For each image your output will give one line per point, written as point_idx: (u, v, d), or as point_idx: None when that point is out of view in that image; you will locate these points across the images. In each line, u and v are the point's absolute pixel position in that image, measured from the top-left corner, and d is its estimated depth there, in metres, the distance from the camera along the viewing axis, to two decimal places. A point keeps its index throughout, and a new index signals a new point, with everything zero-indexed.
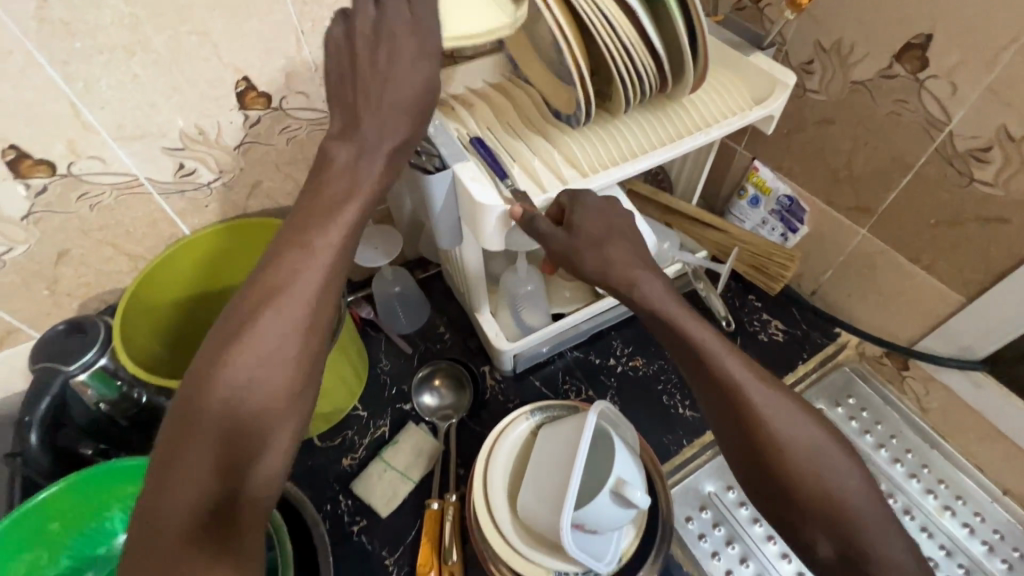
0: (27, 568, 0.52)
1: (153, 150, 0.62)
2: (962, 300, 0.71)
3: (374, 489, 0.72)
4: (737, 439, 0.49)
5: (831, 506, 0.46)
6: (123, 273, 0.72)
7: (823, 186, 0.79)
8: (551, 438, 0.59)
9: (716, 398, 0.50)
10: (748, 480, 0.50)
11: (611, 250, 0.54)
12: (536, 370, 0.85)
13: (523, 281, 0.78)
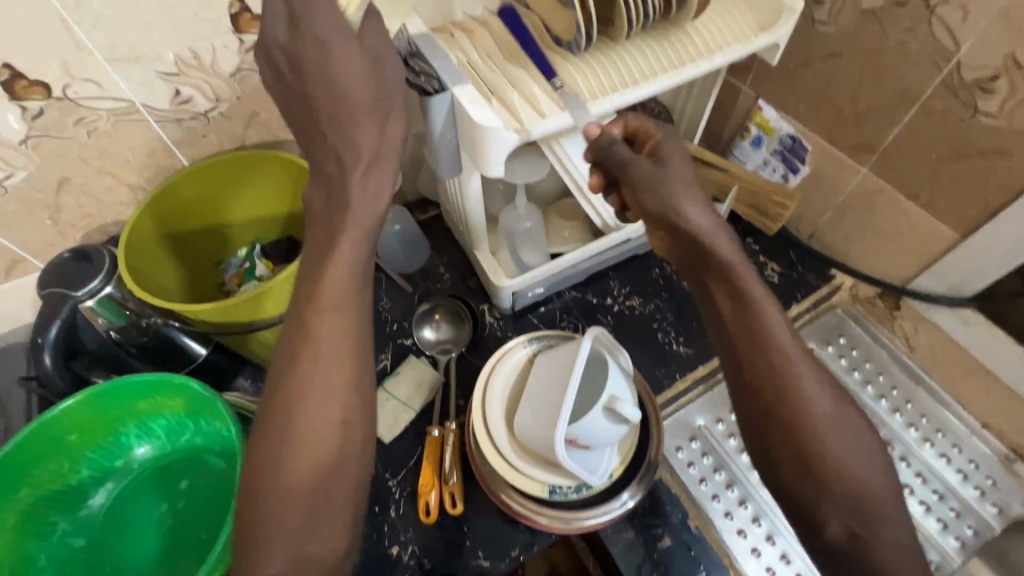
0: (50, 475, 0.54)
1: (148, 75, 0.62)
2: (956, 237, 0.72)
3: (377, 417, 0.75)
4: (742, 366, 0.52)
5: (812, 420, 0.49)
6: (124, 204, 0.72)
7: (827, 124, 0.78)
8: (547, 363, 0.61)
9: (740, 336, 0.52)
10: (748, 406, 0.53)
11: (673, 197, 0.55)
12: (535, 309, 0.86)
13: (522, 217, 0.79)
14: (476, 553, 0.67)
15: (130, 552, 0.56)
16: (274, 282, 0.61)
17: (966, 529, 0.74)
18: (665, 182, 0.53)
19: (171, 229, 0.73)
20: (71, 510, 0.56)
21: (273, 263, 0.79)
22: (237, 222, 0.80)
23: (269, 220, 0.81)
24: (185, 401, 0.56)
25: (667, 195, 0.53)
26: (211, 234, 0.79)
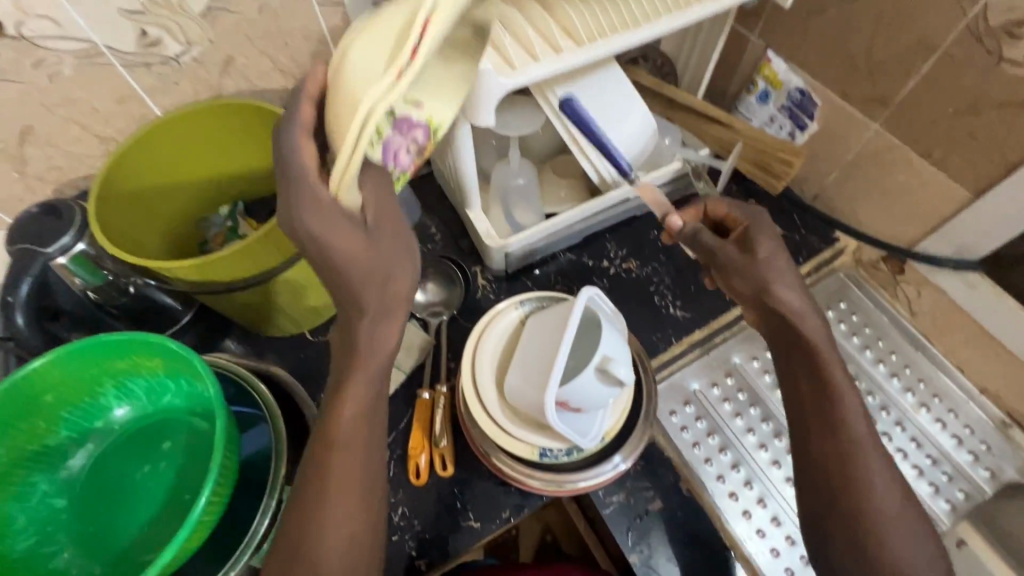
0: (26, 436, 0.52)
1: (110, 12, 0.57)
2: (968, 197, 0.69)
3: None
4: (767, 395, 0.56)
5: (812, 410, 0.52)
6: (95, 157, 0.68)
7: (839, 77, 0.74)
8: (540, 325, 0.59)
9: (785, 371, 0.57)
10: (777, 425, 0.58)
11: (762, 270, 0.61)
12: (528, 272, 0.84)
13: (514, 173, 0.77)
14: (466, 514, 0.67)
15: (113, 512, 0.55)
16: (254, 238, 0.58)
17: (957, 493, 0.74)
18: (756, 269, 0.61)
19: (146, 184, 0.70)
20: (50, 470, 0.55)
21: (257, 222, 0.75)
22: (216, 177, 0.76)
23: (250, 176, 0.77)
24: (164, 361, 0.54)
25: (759, 278, 0.60)
26: (190, 189, 0.75)
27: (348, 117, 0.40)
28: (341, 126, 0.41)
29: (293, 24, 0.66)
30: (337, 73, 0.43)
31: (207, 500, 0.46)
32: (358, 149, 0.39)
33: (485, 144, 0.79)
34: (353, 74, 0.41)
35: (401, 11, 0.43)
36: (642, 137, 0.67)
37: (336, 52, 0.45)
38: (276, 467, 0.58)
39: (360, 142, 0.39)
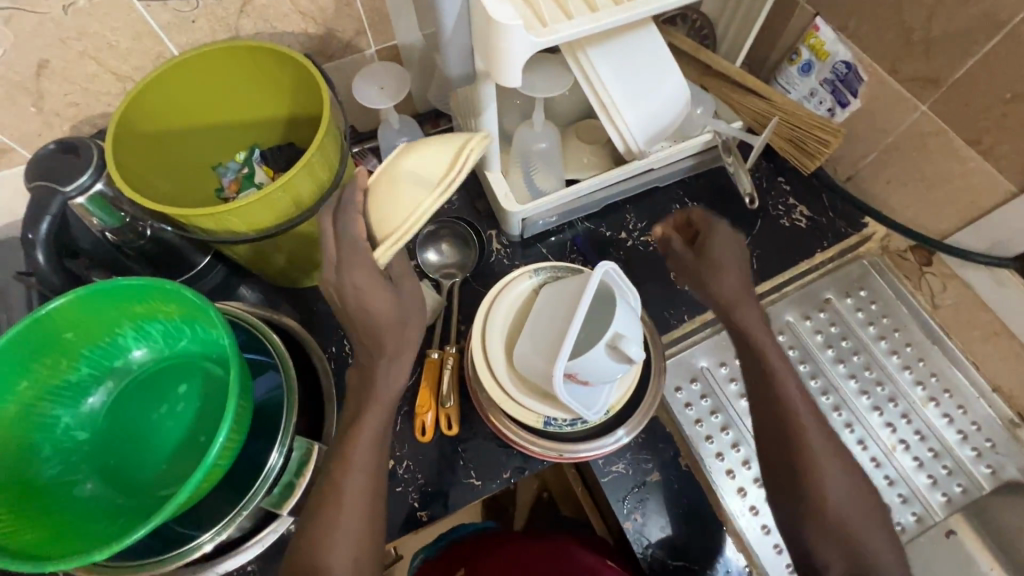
0: (48, 371, 0.54)
1: None
2: (1012, 191, 0.65)
3: None
4: None
5: None
6: (112, 95, 0.67)
7: (890, 51, 0.69)
8: (552, 296, 0.59)
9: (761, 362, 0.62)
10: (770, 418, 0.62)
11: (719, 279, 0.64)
12: (545, 239, 0.82)
13: (537, 137, 0.74)
14: (467, 472, 0.69)
15: (132, 447, 0.58)
16: (271, 189, 0.57)
17: (955, 486, 0.74)
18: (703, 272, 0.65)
19: (162, 126, 0.69)
20: (72, 405, 0.57)
21: (272, 171, 0.74)
22: (231, 122, 0.74)
23: (267, 122, 0.76)
24: (180, 307, 0.55)
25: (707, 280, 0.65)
26: (206, 134, 0.74)
27: (401, 217, 0.55)
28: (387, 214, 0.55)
29: None
30: (388, 176, 0.57)
31: (221, 444, 0.48)
32: (406, 233, 0.54)
33: (508, 103, 0.77)
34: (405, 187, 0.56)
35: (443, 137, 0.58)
36: (674, 107, 0.63)
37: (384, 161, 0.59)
38: (288, 417, 0.60)
39: (409, 230, 0.54)
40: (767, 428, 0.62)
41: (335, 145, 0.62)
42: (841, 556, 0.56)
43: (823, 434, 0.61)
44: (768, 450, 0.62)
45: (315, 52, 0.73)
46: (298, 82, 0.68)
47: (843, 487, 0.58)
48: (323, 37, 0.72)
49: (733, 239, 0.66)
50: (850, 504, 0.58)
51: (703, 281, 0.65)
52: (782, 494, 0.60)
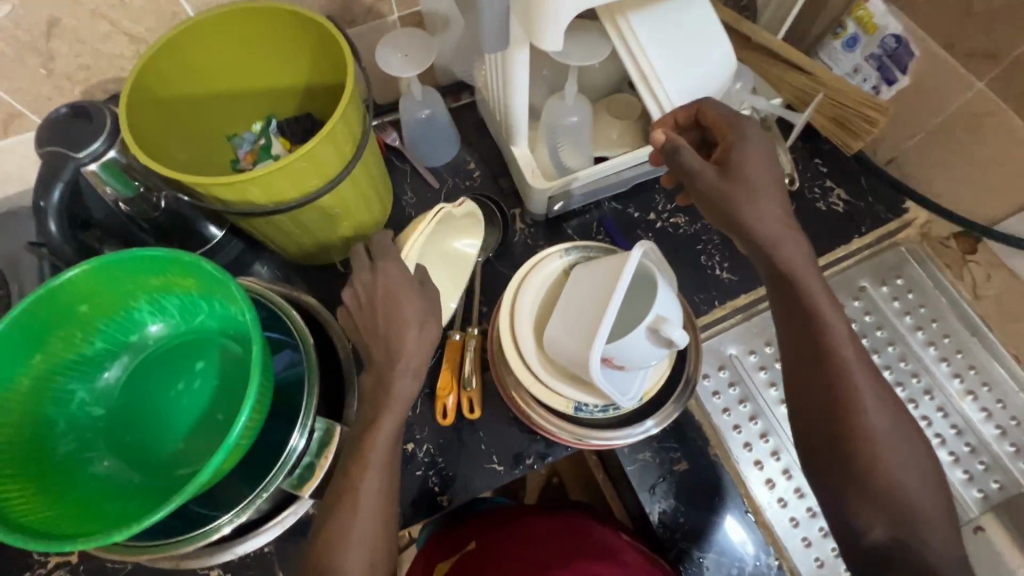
0: (63, 344, 0.52)
1: None
2: None
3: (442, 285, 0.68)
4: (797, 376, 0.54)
5: None
6: (125, 58, 0.64)
7: (948, 23, 0.65)
8: (586, 276, 0.56)
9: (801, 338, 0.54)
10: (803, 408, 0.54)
11: (756, 210, 0.53)
12: (570, 219, 0.79)
13: (568, 111, 0.70)
14: (489, 457, 0.67)
15: (150, 424, 0.56)
16: (293, 158, 0.54)
17: (992, 483, 0.72)
18: (731, 199, 0.53)
19: (176, 93, 0.66)
20: (87, 380, 0.55)
21: (289, 142, 0.72)
22: (248, 90, 0.71)
23: (284, 91, 0.72)
24: (198, 282, 0.53)
25: (733, 210, 0.53)
26: (222, 103, 0.71)
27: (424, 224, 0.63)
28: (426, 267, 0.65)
29: None
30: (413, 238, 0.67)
31: (243, 423, 0.46)
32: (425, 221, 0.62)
33: (536, 75, 0.73)
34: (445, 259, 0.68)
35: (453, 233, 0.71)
36: (719, 76, 0.60)
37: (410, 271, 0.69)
38: (309, 396, 0.58)
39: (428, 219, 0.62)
40: (806, 393, 0.53)
41: (359, 114, 0.59)
42: (885, 520, 0.49)
43: (876, 389, 0.52)
44: (806, 399, 0.54)
45: (336, 17, 0.70)
46: (319, 48, 0.65)
47: (895, 446, 0.50)
48: (345, 2, 0.68)
49: (767, 152, 0.54)
50: (904, 467, 0.50)
51: (733, 208, 0.53)
52: (819, 456, 0.53)
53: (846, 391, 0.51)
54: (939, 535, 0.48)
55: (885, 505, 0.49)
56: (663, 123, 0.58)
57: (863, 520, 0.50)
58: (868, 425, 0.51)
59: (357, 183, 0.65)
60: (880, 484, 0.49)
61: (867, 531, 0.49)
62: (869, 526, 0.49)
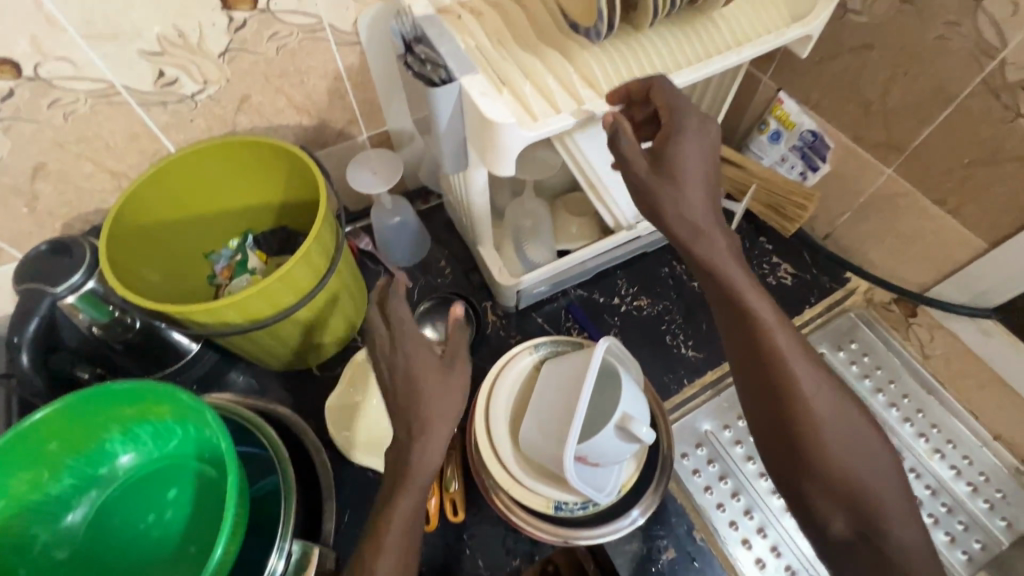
0: (28, 486, 0.51)
1: (128, 53, 0.56)
2: (984, 246, 0.68)
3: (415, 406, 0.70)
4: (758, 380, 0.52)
5: (791, 464, 0.52)
6: (107, 191, 0.67)
7: (853, 120, 0.74)
8: (557, 374, 0.59)
9: (740, 334, 0.53)
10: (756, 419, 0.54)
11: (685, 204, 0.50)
12: (539, 308, 0.83)
13: (527, 212, 0.78)
14: (475, 562, 0.65)
15: (120, 561, 0.54)
16: (270, 280, 0.57)
17: (974, 543, 0.73)
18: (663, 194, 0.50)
19: (156, 221, 0.69)
20: (51, 520, 0.53)
21: (265, 255, 0.75)
22: (226, 211, 0.75)
23: (261, 208, 0.77)
24: (173, 409, 0.53)
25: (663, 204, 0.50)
26: (201, 225, 0.75)
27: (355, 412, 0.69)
28: None
29: (311, 63, 0.66)
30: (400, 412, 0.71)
31: (219, 555, 0.45)
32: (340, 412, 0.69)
33: (498, 181, 0.80)
34: None
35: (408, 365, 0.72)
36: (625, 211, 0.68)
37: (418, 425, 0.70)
38: (286, 513, 0.57)
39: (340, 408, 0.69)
40: (759, 397, 0.52)
41: (333, 233, 0.63)
42: (843, 512, 0.50)
43: (823, 385, 0.52)
44: (754, 393, 0.53)
45: (309, 142, 0.76)
46: (294, 172, 0.70)
47: (846, 442, 0.51)
48: (317, 128, 0.75)
49: (706, 144, 0.51)
50: (853, 454, 0.51)
51: (658, 206, 0.51)
52: (776, 454, 0.53)
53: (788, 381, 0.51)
54: (898, 523, 0.50)
55: (842, 497, 0.50)
56: (614, 94, 0.53)
57: (825, 517, 0.51)
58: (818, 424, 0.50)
59: (331, 293, 0.68)
60: (838, 478, 0.50)
61: (829, 528, 0.51)
62: (832, 520, 0.51)
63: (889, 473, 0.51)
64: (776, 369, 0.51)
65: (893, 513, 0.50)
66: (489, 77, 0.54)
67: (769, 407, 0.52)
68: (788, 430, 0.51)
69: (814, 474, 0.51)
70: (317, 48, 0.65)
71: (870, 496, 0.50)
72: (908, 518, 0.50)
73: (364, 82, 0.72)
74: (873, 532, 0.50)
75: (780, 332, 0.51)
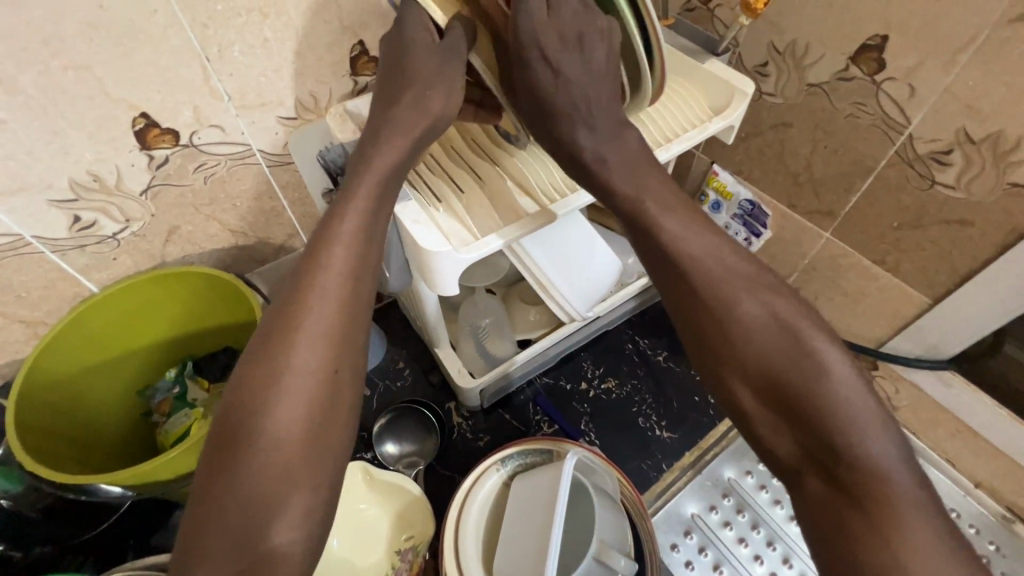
0: None
1: (37, 205, 0.53)
2: (926, 301, 0.70)
3: (369, 546, 0.64)
4: (672, 280, 0.46)
5: None
6: (21, 342, 0.62)
7: (785, 190, 0.77)
8: (528, 490, 0.56)
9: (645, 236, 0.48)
10: (684, 330, 0.46)
11: (639, 154, 0.50)
12: (505, 403, 0.79)
13: (480, 313, 0.76)
14: None
15: None
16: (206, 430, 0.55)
17: None
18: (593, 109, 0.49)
19: (82, 365, 0.64)
20: None
21: (206, 382, 0.69)
22: (163, 339, 0.71)
23: (199, 333, 0.72)
24: None
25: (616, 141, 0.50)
26: (133, 361, 0.70)
27: None
28: (383, 552, 0.64)
29: (242, 188, 0.65)
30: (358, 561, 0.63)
31: None
32: None
33: None
34: (382, 526, 0.65)
35: (375, 495, 0.66)
36: (607, 277, 0.66)
37: (381, 558, 0.63)
38: None
39: None
40: (682, 297, 0.45)
41: None
42: (786, 419, 0.41)
43: (759, 285, 0.44)
44: (672, 292, 0.46)
45: (244, 260, 0.73)
46: (231, 298, 0.67)
47: (778, 336, 0.42)
48: (254, 246, 0.72)
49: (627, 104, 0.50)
50: (781, 347, 0.41)
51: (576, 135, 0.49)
52: (701, 364, 0.45)
53: (702, 274, 0.45)
54: (872, 433, 0.38)
55: (771, 396, 0.41)
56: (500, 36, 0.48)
57: (762, 427, 0.42)
58: (732, 316, 0.43)
59: None
60: (760, 373, 0.42)
61: (774, 450, 0.41)
62: (774, 440, 0.41)
63: (841, 361, 0.41)
64: (686, 262, 0.45)
65: (846, 406, 0.39)
66: (424, 195, 0.53)
67: (681, 306, 0.45)
68: (703, 330, 0.44)
69: (735, 378, 0.42)
70: (247, 173, 0.63)
71: (808, 388, 0.40)
72: (869, 409, 0.39)
73: (302, 198, 0.70)
74: (828, 440, 0.39)
75: (692, 240, 0.46)
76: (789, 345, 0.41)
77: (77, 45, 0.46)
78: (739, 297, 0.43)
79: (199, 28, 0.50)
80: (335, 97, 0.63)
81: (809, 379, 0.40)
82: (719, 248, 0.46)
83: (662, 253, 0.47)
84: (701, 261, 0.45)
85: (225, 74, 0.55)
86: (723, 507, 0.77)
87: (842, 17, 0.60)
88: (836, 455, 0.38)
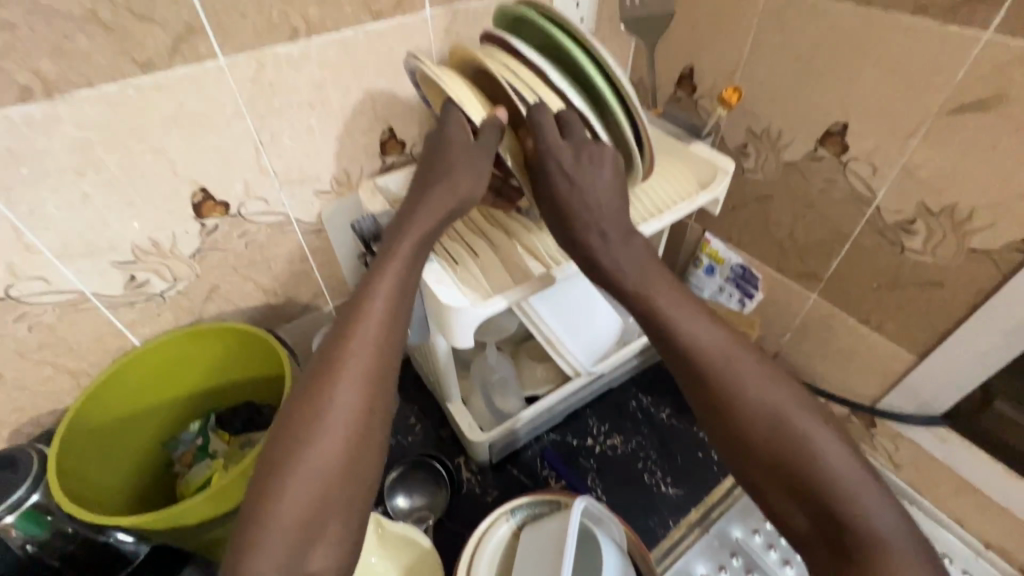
0: None
1: (101, 265, 0.60)
2: (912, 358, 0.74)
3: None
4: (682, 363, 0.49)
5: None
6: (63, 392, 0.66)
7: (772, 255, 0.83)
8: (537, 538, 0.58)
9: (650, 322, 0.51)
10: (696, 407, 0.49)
11: None
12: (514, 458, 0.82)
13: (494, 367, 0.80)
14: None
15: None
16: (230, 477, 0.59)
17: None
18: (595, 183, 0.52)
19: (115, 417, 0.68)
20: None
21: (227, 435, 0.72)
22: (191, 392, 0.75)
23: (225, 387, 0.77)
24: None
25: None
26: (162, 413, 0.74)
27: None
28: None
29: (278, 251, 0.72)
30: None
31: None
32: None
33: None
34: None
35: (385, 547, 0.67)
36: (609, 333, 0.72)
37: None
38: None
39: None
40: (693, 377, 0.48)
41: None
42: (796, 496, 0.43)
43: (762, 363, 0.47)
44: (684, 373, 0.49)
45: (272, 318, 0.78)
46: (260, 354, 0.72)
47: (783, 418, 0.45)
48: (283, 304, 0.78)
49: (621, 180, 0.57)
50: (787, 429, 0.44)
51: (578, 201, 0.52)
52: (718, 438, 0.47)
53: (712, 358, 0.47)
54: (875, 511, 0.41)
55: (782, 475, 0.43)
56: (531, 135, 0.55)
57: (774, 501, 0.44)
58: (741, 397, 0.46)
59: None
60: (769, 453, 0.44)
61: (789, 523, 0.44)
62: (789, 515, 0.44)
63: (840, 442, 0.44)
64: (696, 346, 0.48)
65: (848, 483, 0.42)
66: (442, 256, 0.59)
67: (692, 384, 0.48)
68: (715, 409, 0.47)
69: (746, 454, 0.45)
70: (283, 238, 0.71)
71: (810, 465, 0.43)
72: (869, 487, 0.42)
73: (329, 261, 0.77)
74: (836, 519, 0.41)
75: (698, 325, 0.49)
76: (794, 426, 0.44)
77: (158, 133, 0.55)
78: (746, 381, 0.46)
79: (257, 118, 0.59)
80: (365, 173, 0.72)
81: (814, 459, 0.43)
82: (723, 331, 0.49)
83: (672, 339, 0.49)
84: (710, 344, 0.48)
85: (274, 155, 0.63)
86: (732, 567, 0.77)
87: (807, 108, 0.69)
88: (845, 533, 0.41)
